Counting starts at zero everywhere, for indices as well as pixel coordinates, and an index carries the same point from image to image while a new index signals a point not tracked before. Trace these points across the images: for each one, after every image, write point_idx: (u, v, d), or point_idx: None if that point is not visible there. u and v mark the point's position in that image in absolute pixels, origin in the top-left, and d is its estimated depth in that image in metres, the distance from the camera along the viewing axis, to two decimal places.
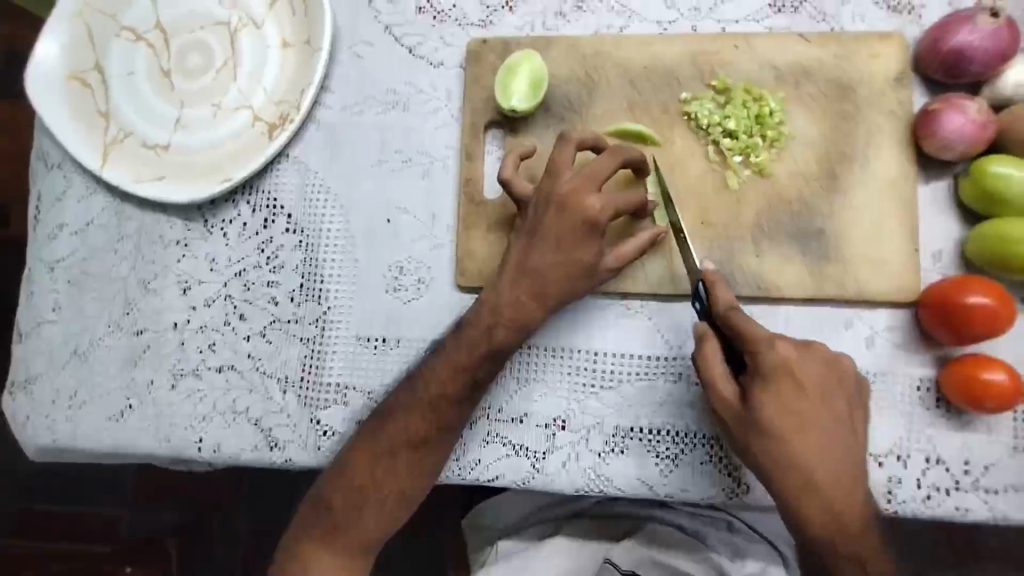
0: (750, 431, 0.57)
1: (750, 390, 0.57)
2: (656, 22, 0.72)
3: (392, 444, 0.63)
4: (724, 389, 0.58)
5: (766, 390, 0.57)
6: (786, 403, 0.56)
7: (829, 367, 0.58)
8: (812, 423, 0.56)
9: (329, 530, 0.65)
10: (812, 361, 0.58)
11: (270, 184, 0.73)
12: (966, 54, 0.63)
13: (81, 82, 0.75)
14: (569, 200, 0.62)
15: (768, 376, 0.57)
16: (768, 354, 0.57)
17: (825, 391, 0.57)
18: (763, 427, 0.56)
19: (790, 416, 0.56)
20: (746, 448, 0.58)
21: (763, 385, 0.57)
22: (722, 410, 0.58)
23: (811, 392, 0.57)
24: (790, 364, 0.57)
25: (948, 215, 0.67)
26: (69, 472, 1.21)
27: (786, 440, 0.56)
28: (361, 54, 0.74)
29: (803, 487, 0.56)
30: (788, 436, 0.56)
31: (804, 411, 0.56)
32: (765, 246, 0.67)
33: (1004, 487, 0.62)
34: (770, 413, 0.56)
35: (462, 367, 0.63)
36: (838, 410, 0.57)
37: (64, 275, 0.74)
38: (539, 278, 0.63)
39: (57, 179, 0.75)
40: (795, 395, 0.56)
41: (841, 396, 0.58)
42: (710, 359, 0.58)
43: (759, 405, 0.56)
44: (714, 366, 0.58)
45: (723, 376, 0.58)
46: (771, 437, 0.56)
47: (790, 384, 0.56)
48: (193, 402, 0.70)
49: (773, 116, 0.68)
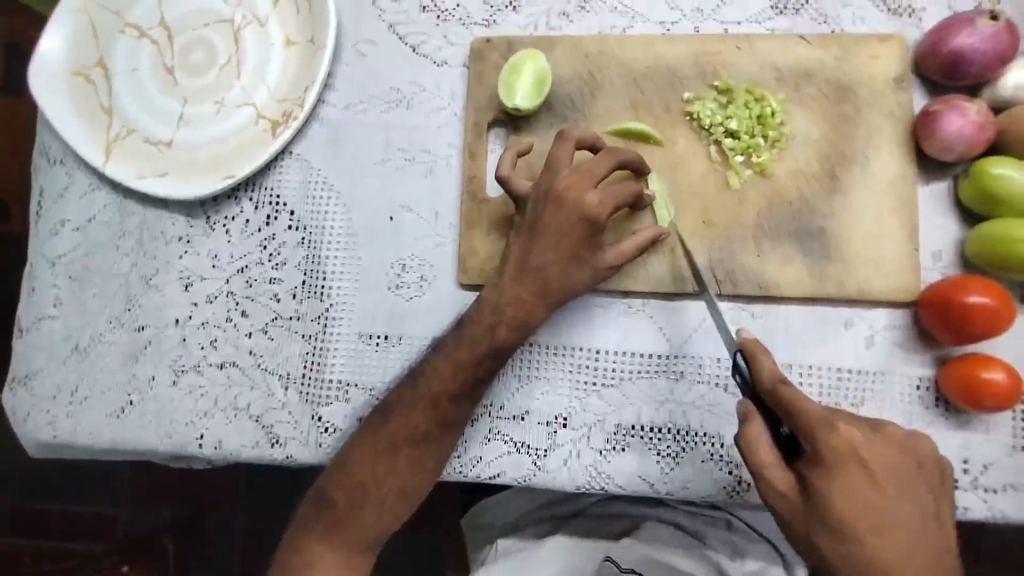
0: (814, 522, 0.52)
1: (814, 480, 0.52)
2: (658, 22, 0.73)
3: (393, 440, 0.64)
4: (781, 477, 0.54)
5: (825, 477, 0.52)
6: (858, 495, 0.52)
7: (892, 450, 0.54)
8: (887, 516, 0.52)
9: (329, 525, 0.65)
10: (879, 445, 0.54)
11: (272, 181, 0.73)
12: (966, 56, 0.64)
13: (84, 78, 0.75)
14: (566, 197, 0.62)
15: (826, 461, 0.52)
16: (826, 437, 0.52)
17: (897, 477, 0.53)
18: (833, 523, 0.52)
19: (861, 509, 0.52)
20: (817, 547, 0.53)
21: (827, 473, 0.52)
22: (782, 503, 0.54)
23: (881, 480, 0.52)
24: (852, 448, 0.52)
25: (947, 215, 0.67)
26: (60, 474, 1.20)
27: (860, 536, 0.51)
28: (365, 53, 0.75)
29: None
30: (863, 534, 0.51)
31: (876, 502, 0.52)
32: (765, 245, 0.68)
33: (1002, 486, 0.62)
34: (839, 507, 0.52)
35: (462, 364, 0.63)
36: (913, 499, 0.53)
37: (65, 271, 0.74)
38: (540, 275, 0.63)
39: (58, 175, 0.75)
40: (865, 485, 0.52)
41: (911, 482, 0.54)
42: (761, 448, 0.54)
43: (825, 497, 0.52)
44: (763, 453, 0.54)
45: (776, 463, 0.54)
46: (838, 531, 0.52)
47: (858, 472, 0.52)
48: (194, 398, 0.70)
49: (775, 116, 0.68)
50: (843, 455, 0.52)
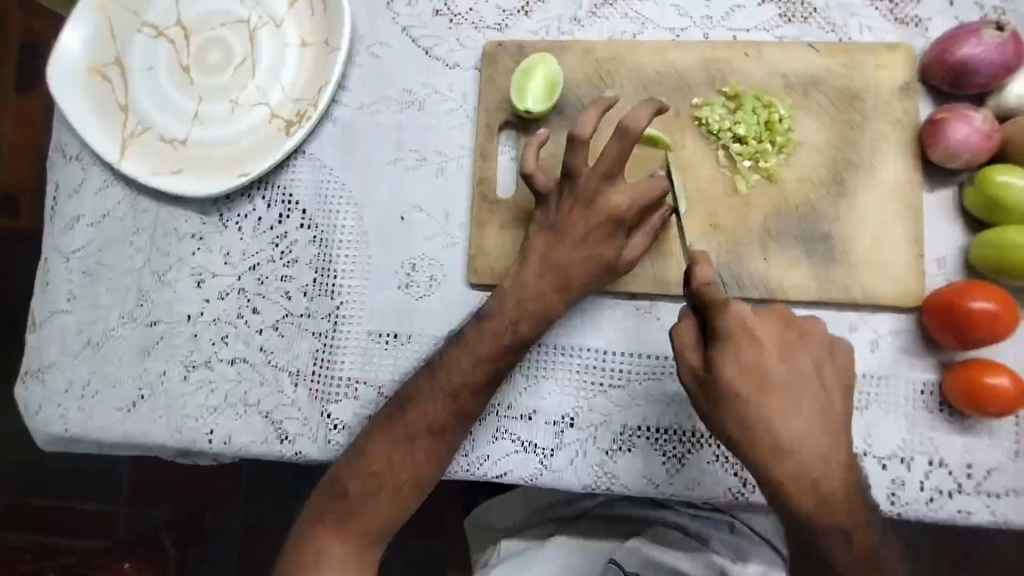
0: (712, 396, 0.57)
1: (710, 356, 0.56)
2: (669, 29, 0.74)
3: (410, 431, 0.64)
4: (690, 356, 0.58)
5: (722, 351, 0.56)
6: (747, 360, 0.56)
7: (786, 327, 0.58)
8: (775, 384, 0.56)
9: (345, 517, 0.65)
10: (768, 321, 0.58)
11: (285, 180, 0.74)
12: (972, 65, 0.65)
13: (101, 76, 0.76)
14: (593, 200, 0.64)
15: (722, 337, 0.56)
16: (722, 316, 0.56)
17: (785, 348, 0.57)
18: (723, 393, 0.56)
19: (747, 377, 0.56)
20: (714, 417, 0.57)
21: (721, 347, 0.56)
22: (689, 377, 0.58)
23: (768, 347, 0.56)
24: (744, 323, 0.56)
25: (952, 223, 0.68)
26: (61, 469, 1.21)
27: (745, 398, 0.56)
28: (378, 55, 0.76)
29: (769, 449, 0.55)
30: (749, 397, 0.56)
31: (764, 367, 0.56)
32: (772, 248, 0.68)
33: (1004, 490, 0.63)
34: (730, 376, 0.56)
35: (482, 358, 0.64)
36: (798, 367, 0.57)
37: (79, 266, 0.75)
38: (561, 273, 0.64)
39: (74, 171, 0.76)
40: (752, 350, 0.56)
41: (805, 353, 0.58)
42: (681, 332, 0.59)
43: (718, 368, 0.56)
44: (686, 337, 0.59)
45: (692, 344, 0.58)
46: (730, 401, 0.56)
47: (748, 344, 0.56)
48: (205, 393, 0.70)
49: (783, 123, 0.69)
50: (733, 329, 0.56)
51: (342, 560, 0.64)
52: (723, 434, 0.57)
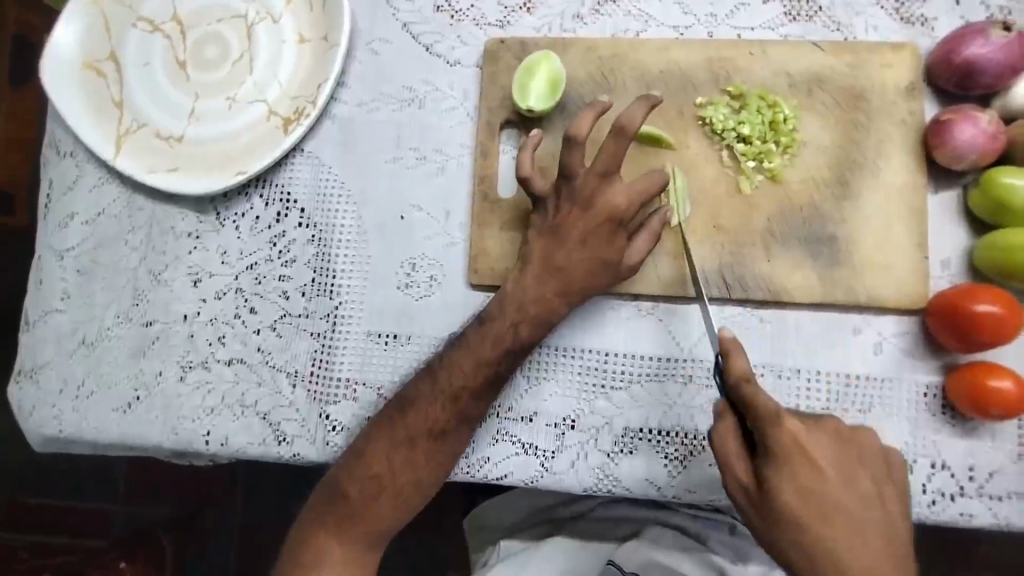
0: (767, 515, 0.54)
1: (762, 474, 0.53)
2: (673, 27, 0.73)
3: (410, 434, 0.63)
4: (736, 467, 0.55)
5: (775, 472, 0.53)
6: (805, 484, 0.53)
7: (839, 441, 0.55)
8: (837, 508, 0.53)
9: (344, 521, 0.65)
10: (824, 437, 0.55)
11: (283, 178, 0.73)
12: (978, 65, 0.64)
13: (96, 71, 0.74)
14: (592, 201, 0.63)
15: (775, 457, 0.53)
16: (774, 434, 0.53)
17: (844, 467, 0.54)
18: (780, 515, 0.53)
19: (808, 501, 0.53)
20: (769, 539, 0.54)
21: (775, 467, 0.53)
22: (738, 492, 0.55)
23: (827, 469, 0.53)
24: (799, 442, 0.53)
25: (955, 224, 0.68)
26: (57, 469, 1.19)
27: (807, 525, 0.52)
28: (378, 51, 0.75)
29: None
30: (813, 525, 0.52)
31: (823, 489, 0.53)
32: (776, 249, 0.68)
33: (1007, 494, 0.63)
34: (788, 499, 0.53)
35: (483, 360, 0.63)
36: (858, 488, 0.54)
37: (73, 264, 0.74)
38: (563, 277, 0.63)
39: (68, 168, 0.75)
40: (809, 473, 0.53)
41: (862, 472, 0.55)
42: (724, 442, 0.55)
43: (773, 490, 0.53)
44: (730, 446, 0.55)
45: (736, 455, 0.55)
46: (790, 525, 0.53)
47: (805, 466, 0.53)
48: (202, 394, 0.70)
49: (787, 123, 0.69)
50: (788, 447, 0.53)
51: (343, 562, 0.64)
52: (782, 556, 0.54)
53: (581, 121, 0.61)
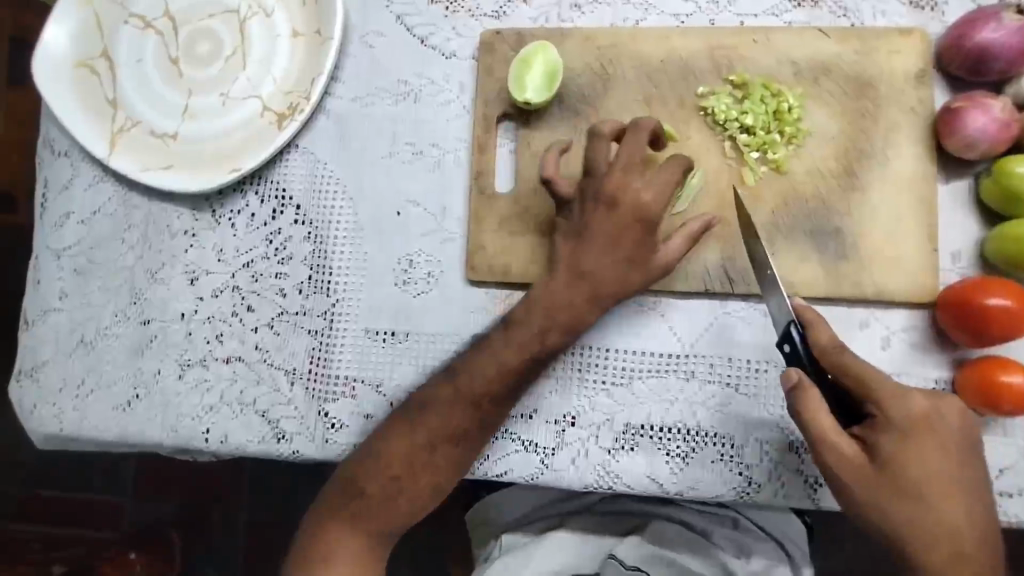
0: (881, 488, 0.52)
1: (879, 445, 0.52)
2: (673, 15, 0.71)
3: (410, 438, 0.63)
4: (842, 443, 0.52)
5: (896, 444, 0.52)
6: (924, 458, 0.52)
7: (961, 418, 0.53)
8: (953, 484, 0.52)
9: (341, 522, 0.64)
10: (947, 415, 0.53)
11: (278, 174, 0.72)
12: (992, 50, 0.62)
13: (88, 69, 0.74)
14: (616, 199, 0.60)
15: (896, 428, 0.52)
16: (899, 405, 0.52)
17: (961, 445, 0.53)
18: (901, 489, 0.52)
19: (929, 474, 0.52)
20: (881, 513, 0.52)
21: (898, 438, 0.52)
22: (844, 469, 0.52)
23: (946, 448, 0.52)
24: (923, 415, 0.52)
25: (966, 214, 0.66)
26: (65, 464, 1.20)
27: (927, 498, 0.51)
28: (372, 44, 0.73)
29: (953, 554, 0.51)
30: (931, 498, 0.52)
31: (942, 464, 0.52)
32: (780, 243, 0.66)
33: (1019, 491, 0.61)
34: (911, 473, 0.51)
35: (511, 370, 0.62)
36: (970, 465, 0.53)
37: (70, 263, 0.73)
38: (592, 280, 0.61)
39: (63, 166, 0.75)
40: (930, 446, 0.52)
41: (972, 450, 0.54)
42: (820, 415, 0.52)
43: (895, 461, 0.52)
44: (825, 420, 0.52)
45: (836, 430, 0.52)
46: (910, 499, 0.52)
47: (927, 440, 0.52)
48: (200, 392, 0.69)
49: (792, 112, 0.67)
50: (911, 419, 0.52)
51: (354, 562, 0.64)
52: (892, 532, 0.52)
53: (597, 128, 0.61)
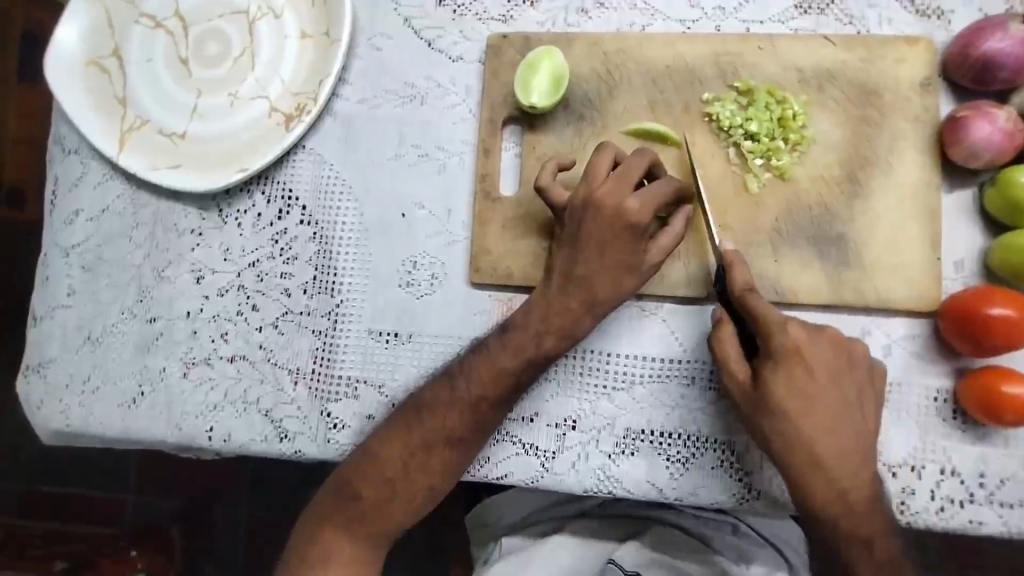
0: (757, 407, 0.58)
1: (760, 370, 0.58)
2: (679, 21, 0.71)
3: (426, 439, 0.63)
4: (734, 368, 0.59)
5: (773, 369, 0.57)
6: (796, 383, 0.57)
7: (837, 349, 0.58)
8: (822, 407, 0.57)
9: (354, 521, 0.65)
10: (823, 344, 0.58)
11: (285, 175, 0.73)
12: (997, 61, 0.62)
13: (99, 68, 0.75)
14: (608, 205, 0.61)
15: (775, 355, 0.57)
16: (778, 337, 0.57)
17: (834, 372, 0.58)
18: (771, 406, 0.57)
19: (797, 397, 0.57)
20: (756, 427, 0.59)
21: (774, 364, 0.57)
22: (737, 391, 0.59)
23: (820, 374, 0.57)
24: (799, 345, 0.57)
25: (970, 224, 0.66)
26: (69, 459, 1.21)
27: (793, 415, 0.57)
28: (379, 47, 0.74)
29: (809, 466, 0.57)
30: (795, 415, 0.57)
31: (812, 389, 0.57)
32: (783, 250, 0.66)
33: (1019, 502, 0.61)
34: (780, 393, 0.57)
35: (503, 371, 0.62)
36: (845, 392, 0.58)
37: (78, 261, 0.74)
38: (585, 287, 0.62)
39: (73, 164, 0.75)
40: (804, 374, 0.57)
41: (852, 378, 0.58)
42: (722, 342, 0.60)
43: (768, 384, 0.57)
44: (728, 350, 0.60)
45: (736, 359, 0.59)
46: (777, 415, 0.57)
47: (799, 368, 0.57)
48: (205, 391, 0.70)
49: (796, 119, 0.67)
50: (787, 349, 0.57)
51: (358, 561, 0.65)
52: (766, 444, 0.59)
53: (605, 149, 0.63)
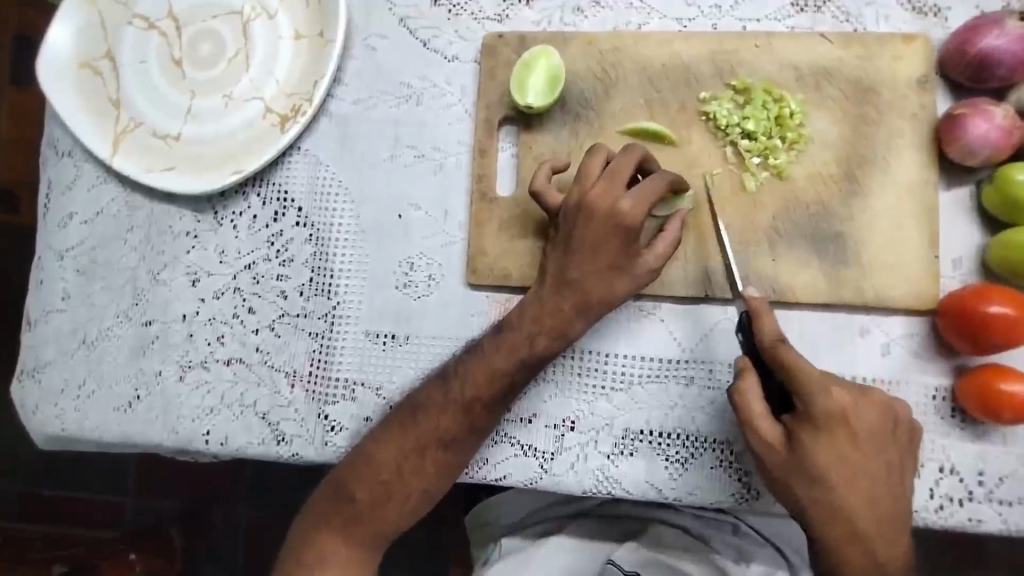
0: (792, 471, 0.55)
1: (798, 434, 0.55)
2: (675, 19, 0.71)
3: (421, 441, 0.63)
4: (761, 426, 0.56)
5: (812, 434, 0.55)
6: (837, 449, 0.55)
7: (881, 413, 0.56)
8: (863, 474, 0.55)
9: (350, 522, 0.64)
10: (866, 408, 0.55)
11: (281, 177, 0.72)
12: (993, 58, 0.62)
13: (92, 69, 0.74)
14: (600, 207, 0.61)
15: (816, 421, 0.54)
16: (818, 400, 0.54)
17: (878, 437, 0.55)
18: (809, 472, 0.55)
19: (838, 463, 0.55)
20: (789, 492, 0.56)
21: (814, 430, 0.55)
22: (764, 451, 0.56)
23: (861, 440, 0.55)
24: (842, 411, 0.54)
25: (968, 221, 0.66)
26: (66, 462, 1.21)
27: (833, 483, 0.55)
28: (375, 47, 0.73)
29: (846, 534, 0.55)
30: (835, 483, 0.55)
31: (854, 457, 0.55)
32: (781, 249, 0.66)
33: (1018, 499, 0.61)
34: (820, 460, 0.54)
35: (497, 372, 0.62)
36: (886, 457, 0.56)
37: (73, 264, 0.74)
38: (580, 289, 0.62)
39: (67, 167, 0.75)
40: (847, 442, 0.55)
41: (893, 442, 0.56)
42: (749, 401, 0.56)
43: (807, 450, 0.54)
44: (754, 406, 0.56)
45: (765, 415, 0.56)
46: (816, 483, 0.55)
47: (841, 433, 0.54)
48: (201, 394, 0.69)
49: (793, 118, 0.67)
50: (828, 414, 0.54)
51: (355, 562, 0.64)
52: (798, 510, 0.57)
53: (596, 152, 0.63)
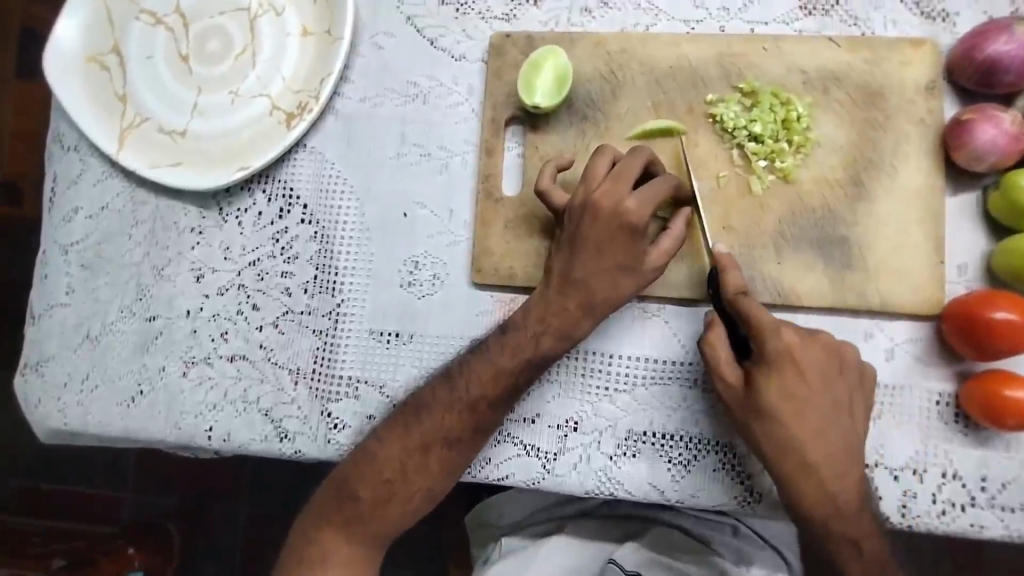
0: (748, 410, 0.58)
1: (752, 374, 0.58)
2: (683, 21, 0.71)
3: (424, 439, 0.63)
4: (726, 372, 0.59)
5: (765, 374, 0.57)
6: (787, 386, 0.57)
7: (828, 353, 0.58)
8: (812, 410, 0.57)
9: (352, 521, 0.64)
10: (814, 348, 0.58)
11: (286, 174, 0.72)
12: (1001, 64, 0.62)
13: (99, 64, 0.74)
14: (605, 207, 0.61)
15: (768, 360, 0.57)
16: (770, 340, 0.57)
17: (827, 376, 0.58)
18: (761, 409, 0.57)
19: (789, 399, 0.57)
20: (749, 432, 0.59)
21: (766, 368, 0.57)
22: (726, 391, 0.60)
23: (811, 376, 0.57)
24: (791, 350, 0.57)
25: (974, 227, 0.66)
26: (67, 456, 1.21)
27: (785, 419, 0.57)
28: (382, 45, 0.73)
29: (798, 467, 0.57)
30: (786, 418, 0.57)
31: (805, 394, 0.57)
32: (786, 252, 0.66)
33: (1019, 505, 0.61)
34: (772, 397, 0.57)
35: (501, 372, 0.62)
36: (836, 395, 0.58)
37: (77, 259, 0.73)
38: (584, 289, 0.62)
39: (72, 161, 0.75)
40: (798, 380, 0.57)
41: (842, 381, 0.58)
42: (714, 345, 0.60)
43: (760, 388, 0.57)
44: (720, 353, 0.60)
45: (727, 360, 0.60)
46: (769, 419, 0.57)
47: (791, 370, 0.57)
48: (205, 390, 0.69)
49: (801, 121, 0.67)
50: (779, 352, 0.57)
51: (357, 561, 0.64)
52: (757, 448, 0.59)
53: (602, 153, 0.63)
